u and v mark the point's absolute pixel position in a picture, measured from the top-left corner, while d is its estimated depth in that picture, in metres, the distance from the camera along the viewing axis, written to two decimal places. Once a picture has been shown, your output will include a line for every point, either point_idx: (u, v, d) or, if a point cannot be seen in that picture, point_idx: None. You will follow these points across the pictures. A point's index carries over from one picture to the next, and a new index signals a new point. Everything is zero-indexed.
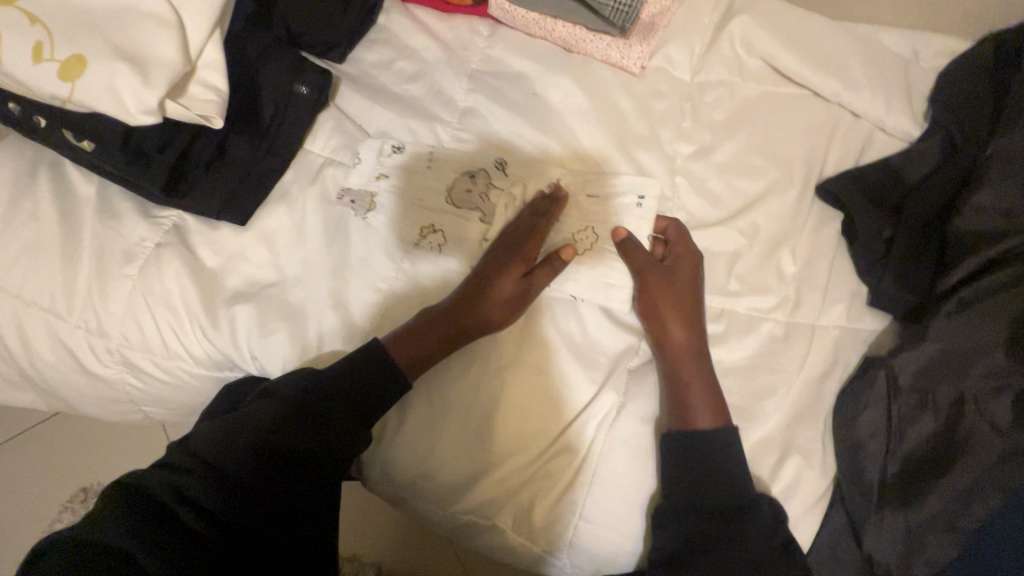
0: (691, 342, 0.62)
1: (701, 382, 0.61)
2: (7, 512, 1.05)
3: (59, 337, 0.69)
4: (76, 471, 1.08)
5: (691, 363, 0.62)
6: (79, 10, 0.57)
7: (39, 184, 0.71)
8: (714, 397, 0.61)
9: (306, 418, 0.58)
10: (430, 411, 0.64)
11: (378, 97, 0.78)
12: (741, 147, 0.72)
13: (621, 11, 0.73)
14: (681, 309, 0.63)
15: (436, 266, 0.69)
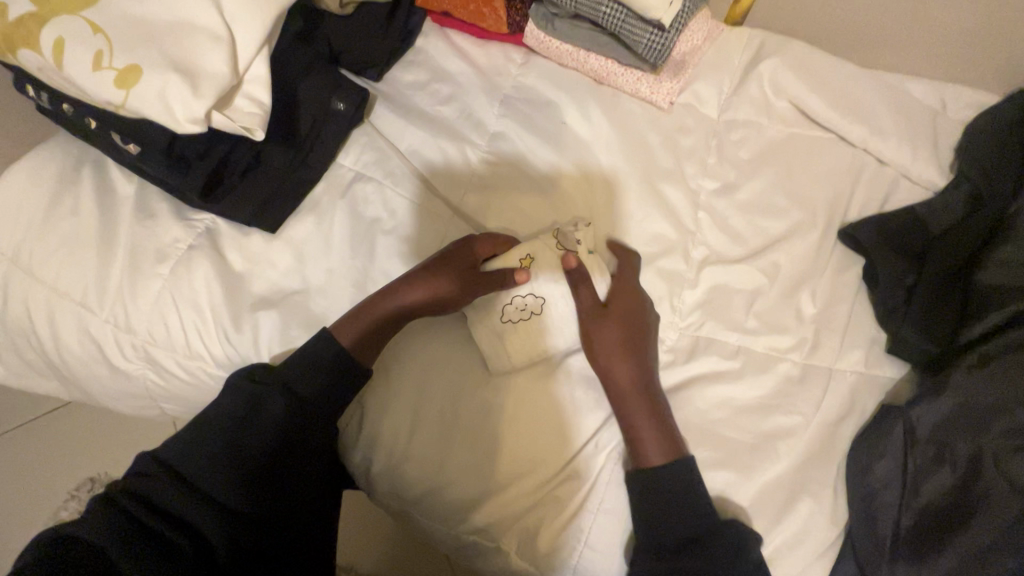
0: (632, 372, 0.62)
1: (649, 404, 0.61)
2: (12, 497, 1.07)
3: (87, 329, 0.71)
4: (83, 461, 1.10)
5: (631, 388, 0.61)
6: (141, 23, 0.60)
7: (83, 181, 0.75)
8: (660, 427, 0.60)
9: (308, 412, 0.62)
10: (439, 424, 0.64)
11: (412, 117, 0.81)
12: (765, 186, 0.73)
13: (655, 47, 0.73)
14: (624, 345, 0.62)
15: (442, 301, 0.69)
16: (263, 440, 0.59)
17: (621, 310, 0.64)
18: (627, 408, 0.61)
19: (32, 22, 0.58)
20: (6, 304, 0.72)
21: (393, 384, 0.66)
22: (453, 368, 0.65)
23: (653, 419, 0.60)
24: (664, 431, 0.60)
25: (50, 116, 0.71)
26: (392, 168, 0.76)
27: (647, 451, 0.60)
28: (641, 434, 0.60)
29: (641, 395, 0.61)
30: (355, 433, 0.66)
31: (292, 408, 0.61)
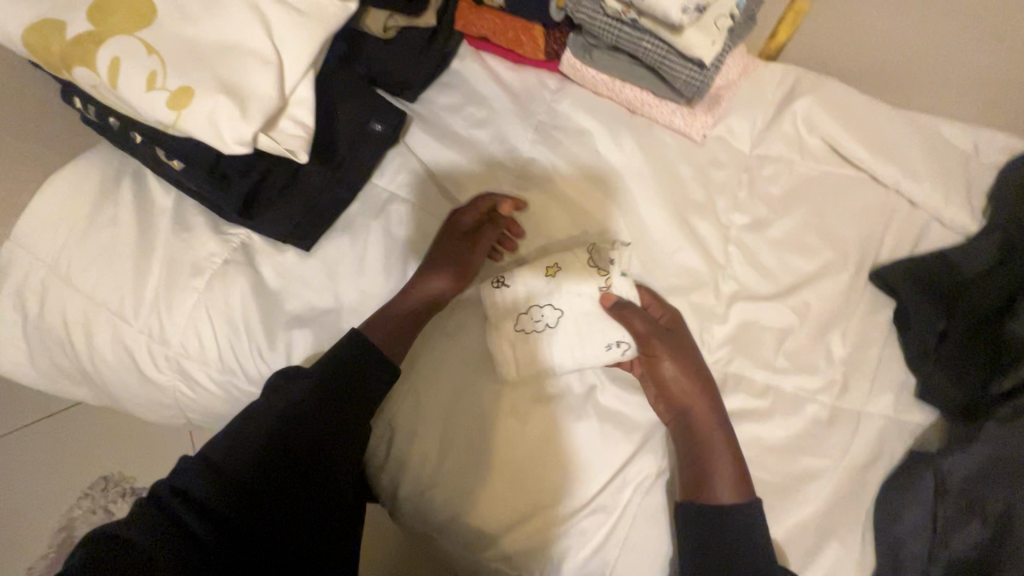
0: (705, 403, 0.63)
1: (719, 441, 0.62)
2: (41, 486, 1.18)
3: (121, 339, 0.72)
4: (103, 459, 1.21)
5: (701, 418, 0.63)
6: (192, 44, 0.62)
7: (123, 191, 0.76)
8: (733, 467, 0.61)
9: (339, 422, 0.62)
10: (467, 437, 0.65)
11: (446, 140, 0.82)
12: (796, 225, 0.74)
13: (693, 84, 0.72)
14: (690, 376, 0.64)
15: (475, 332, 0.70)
16: (294, 448, 0.60)
17: (685, 341, 0.66)
18: (699, 439, 0.62)
19: (90, 42, 0.59)
20: (43, 312, 0.74)
21: (420, 397, 0.67)
22: (480, 382, 0.67)
23: (728, 453, 0.61)
24: (735, 472, 0.60)
25: (95, 127, 0.72)
26: (427, 192, 0.78)
27: (717, 490, 0.60)
28: (716, 473, 0.60)
29: (712, 429, 0.62)
30: (383, 453, 0.67)
31: (324, 418, 0.62)
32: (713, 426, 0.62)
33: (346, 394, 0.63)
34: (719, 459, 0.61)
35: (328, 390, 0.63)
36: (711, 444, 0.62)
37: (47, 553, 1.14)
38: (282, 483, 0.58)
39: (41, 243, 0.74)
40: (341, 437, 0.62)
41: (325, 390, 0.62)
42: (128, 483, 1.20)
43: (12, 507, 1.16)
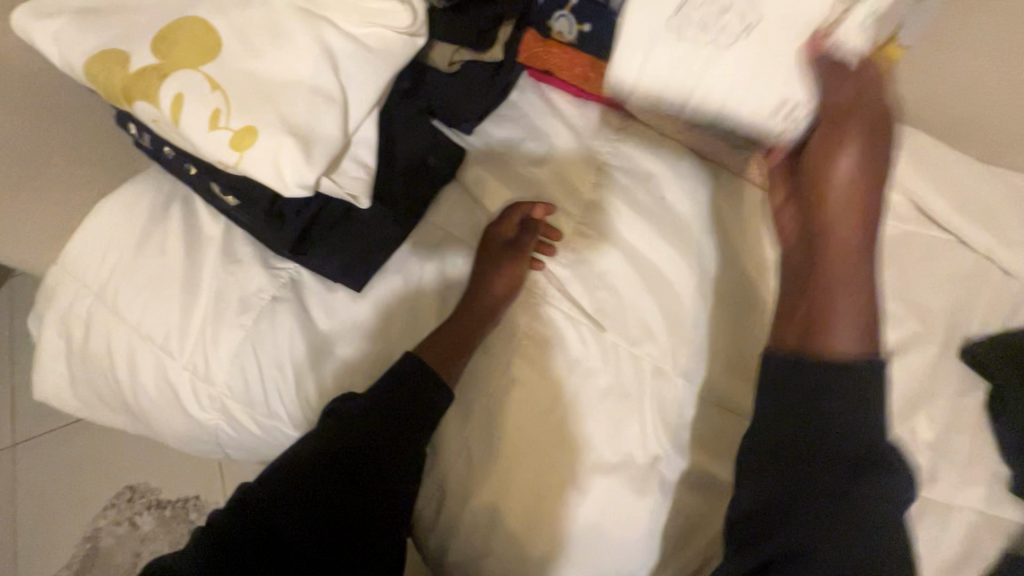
0: (857, 220, 0.55)
1: (856, 261, 0.55)
2: (71, 492, 1.21)
3: (165, 373, 0.70)
4: (130, 469, 1.22)
5: (855, 241, 0.55)
6: (257, 80, 0.59)
7: (171, 219, 0.74)
8: (863, 319, 0.54)
9: (394, 464, 0.62)
10: (519, 483, 0.63)
11: (504, 177, 0.78)
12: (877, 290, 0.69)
13: None
14: (851, 202, 0.55)
15: (532, 390, 0.67)
16: (350, 486, 0.60)
17: (860, 171, 0.55)
18: (832, 257, 0.55)
19: (153, 74, 0.57)
20: (87, 340, 0.72)
21: (470, 438, 0.66)
22: (531, 429, 0.65)
23: (860, 305, 0.54)
24: (866, 312, 0.54)
25: (148, 153, 0.70)
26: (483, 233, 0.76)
27: (837, 338, 0.53)
28: (844, 309, 0.54)
29: (848, 267, 0.55)
30: (430, 498, 0.67)
31: (380, 458, 0.62)
32: (857, 240, 0.55)
33: (401, 436, 0.63)
34: (836, 245, 0.55)
35: (384, 431, 0.62)
36: (830, 226, 0.56)
37: (70, 562, 1.18)
38: (335, 511, 0.58)
39: (88, 269, 0.72)
40: (394, 478, 0.62)
41: (381, 430, 0.62)
42: (150, 496, 1.20)
43: (49, 509, 1.21)
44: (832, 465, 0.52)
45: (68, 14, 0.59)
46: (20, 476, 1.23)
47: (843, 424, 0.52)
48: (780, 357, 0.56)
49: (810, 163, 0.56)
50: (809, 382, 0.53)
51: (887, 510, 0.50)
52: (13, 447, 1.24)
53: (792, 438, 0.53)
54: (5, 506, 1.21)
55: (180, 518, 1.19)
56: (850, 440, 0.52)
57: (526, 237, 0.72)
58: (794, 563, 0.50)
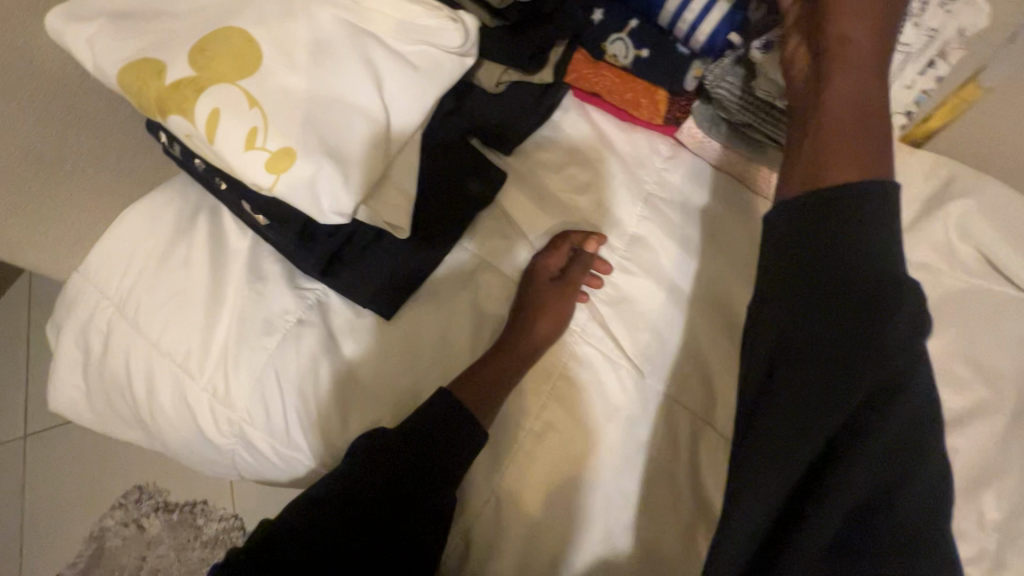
0: (852, 103, 0.51)
1: (860, 135, 0.50)
2: (80, 488, 1.20)
3: (183, 394, 0.67)
4: (139, 468, 1.20)
5: (871, 69, 0.51)
6: (295, 96, 0.55)
7: (196, 230, 0.71)
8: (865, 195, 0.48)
9: (421, 511, 0.59)
10: (549, 535, 0.61)
11: (544, 203, 0.74)
12: (940, 349, 0.64)
13: None
14: (857, 82, 0.51)
15: (566, 436, 0.63)
16: (375, 532, 0.57)
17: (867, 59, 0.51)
18: (826, 103, 0.52)
19: (189, 87, 0.54)
20: (106, 354, 0.70)
21: (499, 490, 0.63)
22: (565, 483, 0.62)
23: (858, 161, 0.49)
24: (867, 162, 0.49)
25: (177, 161, 0.68)
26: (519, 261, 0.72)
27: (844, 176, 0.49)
28: (838, 153, 0.50)
29: (863, 120, 0.51)
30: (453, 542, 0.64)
31: (408, 502, 0.59)
32: (870, 44, 0.51)
33: (431, 481, 0.60)
34: (836, 99, 0.51)
35: (414, 475, 0.60)
36: (835, 70, 0.51)
37: (75, 561, 1.16)
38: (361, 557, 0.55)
39: (110, 280, 0.70)
40: (421, 526, 0.59)
41: (411, 474, 0.60)
42: (159, 497, 1.18)
43: (58, 504, 1.19)
44: (851, 355, 0.47)
45: (103, 17, 0.56)
46: (31, 469, 1.21)
47: (857, 262, 0.48)
48: (785, 218, 0.52)
49: (834, 1, 0.51)
50: (819, 241, 0.49)
51: (912, 387, 0.46)
52: (23, 439, 1.23)
53: (807, 291, 0.50)
54: (14, 499, 1.20)
55: (187, 523, 1.17)
56: (854, 277, 0.48)
57: (577, 270, 0.68)
58: (833, 467, 0.47)
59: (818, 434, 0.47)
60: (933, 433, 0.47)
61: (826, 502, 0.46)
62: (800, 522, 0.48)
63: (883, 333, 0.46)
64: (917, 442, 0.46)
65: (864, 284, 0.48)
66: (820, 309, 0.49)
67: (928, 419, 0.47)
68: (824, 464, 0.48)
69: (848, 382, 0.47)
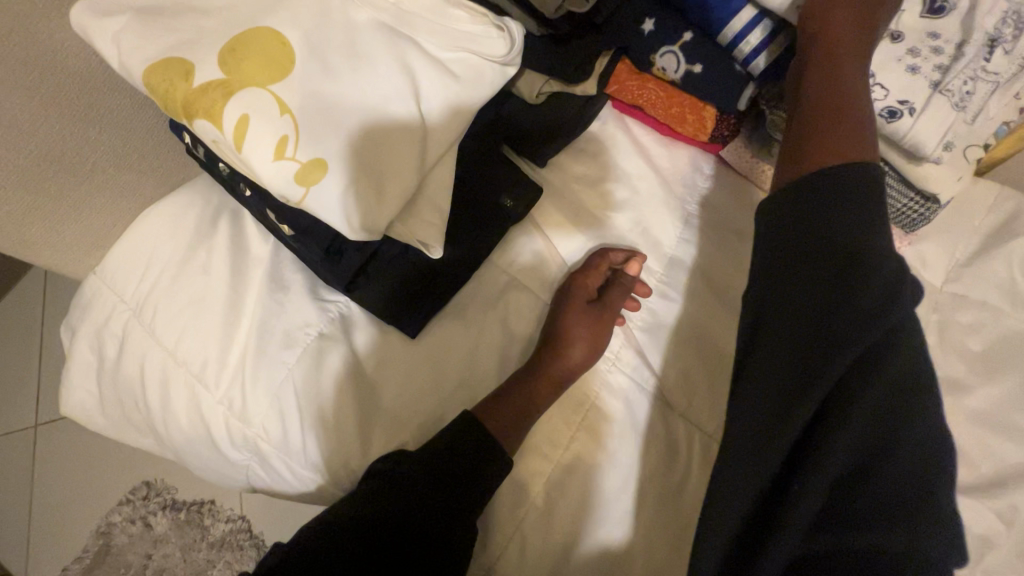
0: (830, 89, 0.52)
1: (839, 119, 0.51)
2: (87, 481, 1.19)
3: (198, 406, 0.65)
4: (147, 463, 1.19)
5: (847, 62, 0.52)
6: (328, 104, 0.52)
7: (216, 236, 0.68)
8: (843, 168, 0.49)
9: (444, 537, 0.56)
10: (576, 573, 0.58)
11: (580, 220, 0.70)
12: (999, 396, 0.60)
13: (907, 215, 0.61)
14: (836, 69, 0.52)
15: (595, 471, 0.60)
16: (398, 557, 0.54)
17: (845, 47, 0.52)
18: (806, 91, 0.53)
19: (218, 91, 0.50)
20: (121, 359, 0.67)
21: (524, 524, 0.60)
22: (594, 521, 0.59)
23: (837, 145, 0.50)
24: (846, 143, 0.50)
25: (200, 163, 0.65)
26: (551, 280, 0.68)
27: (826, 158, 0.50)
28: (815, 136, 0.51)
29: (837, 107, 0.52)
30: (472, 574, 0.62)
31: (432, 526, 0.56)
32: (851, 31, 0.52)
33: (457, 506, 0.57)
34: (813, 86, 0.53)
35: (438, 500, 0.57)
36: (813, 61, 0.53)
37: (81, 555, 1.15)
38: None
39: (128, 283, 0.68)
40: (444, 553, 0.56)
41: (436, 498, 0.57)
42: (166, 494, 1.17)
43: (66, 496, 1.18)
44: (836, 314, 0.44)
45: (131, 12, 0.54)
46: (40, 460, 1.20)
47: (829, 230, 0.47)
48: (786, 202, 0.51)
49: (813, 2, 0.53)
50: (793, 217, 0.49)
51: (903, 347, 0.43)
52: (33, 429, 1.22)
53: (789, 260, 0.49)
54: (23, 490, 1.19)
55: (194, 523, 1.15)
56: (835, 240, 0.47)
57: (617, 295, 0.65)
58: (812, 448, 0.44)
59: (813, 400, 0.43)
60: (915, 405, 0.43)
61: (816, 473, 0.43)
62: (788, 498, 0.44)
63: (874, 290, 0.43)
64: (908, 405, 0.44)
65: (848, 248, 0.46)
66: (804, 277, 0.47)
67: (908, 391, 0.44)
68: (812, 435, 0.44)
69: (836, 345, 0.43)
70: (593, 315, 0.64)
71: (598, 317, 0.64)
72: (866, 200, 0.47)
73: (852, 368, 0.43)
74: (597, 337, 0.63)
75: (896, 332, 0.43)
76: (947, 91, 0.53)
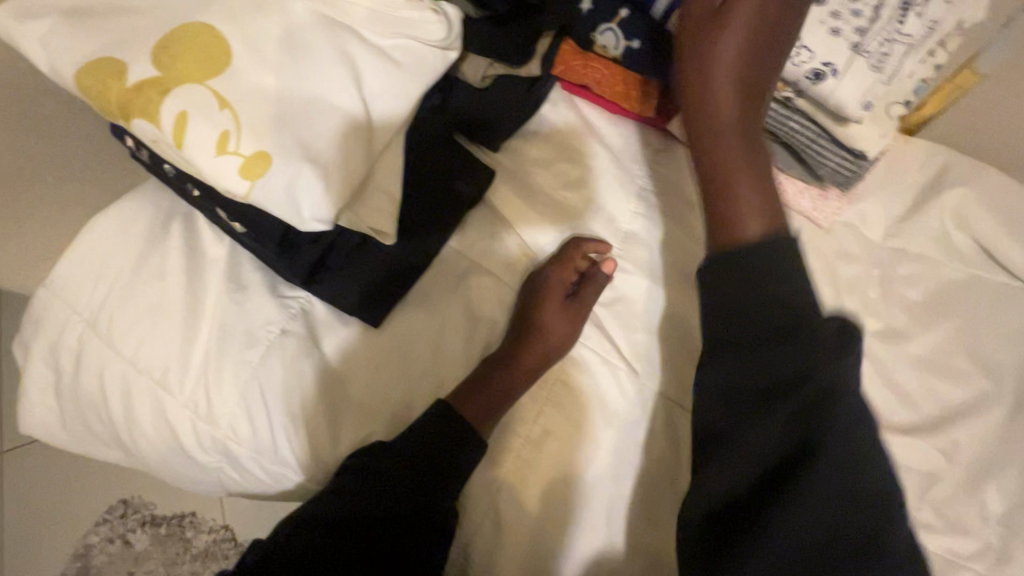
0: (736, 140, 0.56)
1: (746, 169, 0.56)
2: (59, 505, 1.15)
3: (163, 413, 0.64)
4: (123, 482, 1.16)
5: (742, 110, 0.56)
6: (268, 96, 0.51)
7: (170, 240, 0.67)
8: (764, 208, 0.54)
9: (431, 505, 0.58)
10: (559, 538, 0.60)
11: (535, 202, 0.71)
12: (940, 342, 0.64)
13: (838, 173, 0.64)
14: (737, 122, 0.56)
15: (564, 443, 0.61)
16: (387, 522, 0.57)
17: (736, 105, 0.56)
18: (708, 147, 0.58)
19: (152, 89, 0.50)
20: (79, 373, 0.66)
21: (500, 501, 0.61)
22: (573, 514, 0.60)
23: (750, 199, 0.54)
24: (761, 196, 0.55)
25: (145, 167, 0.64)
26: (512, 262, 0.69)
27: (742, 213, 0.54)
28: (737, 195, 0.55)
29: (747, 154, 0.56)
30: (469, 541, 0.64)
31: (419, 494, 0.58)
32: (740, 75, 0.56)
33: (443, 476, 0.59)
34: (718, 135, 0.57)
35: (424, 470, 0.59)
36: (714, 114, 0.57)
37: None
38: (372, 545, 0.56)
39: (80, 294, 0.66)
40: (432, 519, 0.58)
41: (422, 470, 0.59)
42: (144, 511, 1.14)
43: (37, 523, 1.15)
44: (788, 372, 0.46)
45: (58, 12, 0.52)
46: None
47: (782, 288, 0.48)
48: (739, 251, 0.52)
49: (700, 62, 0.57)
50: (747, 270, 0.50)
51: (849, 401, 0.45)
52: None
53: (729, 301, 0.50)
54: None
55: (176, 536, 1.14)
56: (779, 309, 0.48)
57: (590, 290, 0.66)
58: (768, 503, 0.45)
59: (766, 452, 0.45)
60: (866, 485, 0.44)
61: (755, 543, 0.44)
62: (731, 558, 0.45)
63: (815, 350, 0.45)
64: (861, 477, 0.44)
65: (793, 298, 0.48)
66: (746, 324, 0.50)
67: (863, 472, 0.44)
68: (762, 491, 0.45)
69: (783, 401, 0.45)
70: (566, 310, 0.65)
71: (569, 313, 0.65)
72: (789, 285, 0.48)
73: (797, 423, 0.45)
74: (571, 331, 0.65)
75: (833, 392, 0.45)
76: (866, 52, 0.57)
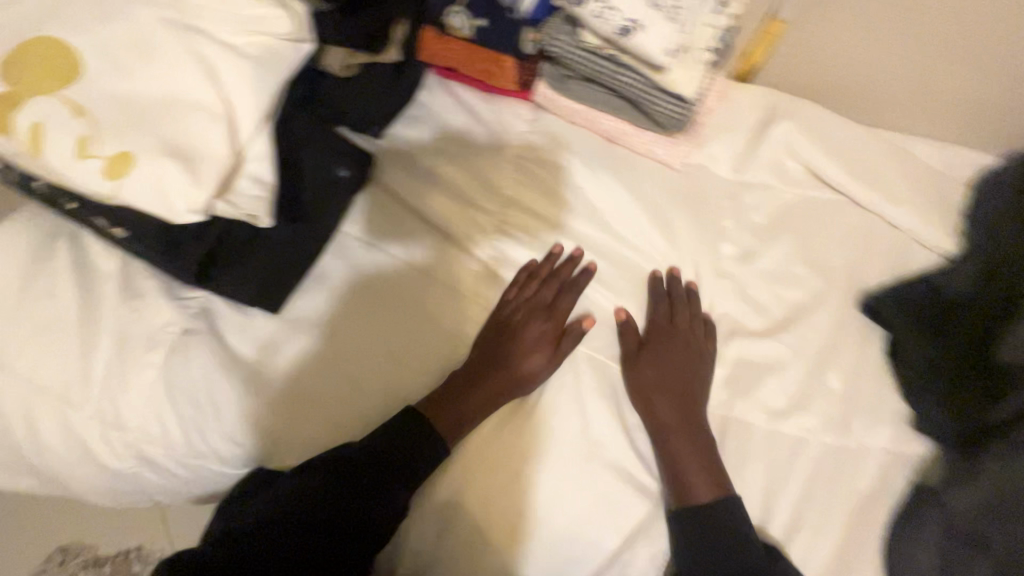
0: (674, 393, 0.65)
1: (700, 457, 0.62)
2: None
3: (70, 427, 0.65)
4: (59, 529, 1.12)
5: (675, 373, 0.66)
6: (123, 99, 0.54)
7: (55, 258, 0.67)
8: (706, 461, 0.62)
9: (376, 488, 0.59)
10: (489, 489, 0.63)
11: (419, 178, 0.75)
12: (783, 256, 0.73)
13: (675, 119, 0.71)
14: (677, 374, 0.65)
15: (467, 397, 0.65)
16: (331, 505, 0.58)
17: (681, 371, 0.66)
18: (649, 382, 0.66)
19: (3, 104, 0.52)
20: None
21: None
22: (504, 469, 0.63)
23: (701, 452, 0.62)
24: (707, 477, 0.61)
25: (19, 187, 0.64)
26: (404, 234, 0.72)
27: (690, 482, 0.61)
28: (678, 446, 0.63)
29: (688, 430, 0.63)
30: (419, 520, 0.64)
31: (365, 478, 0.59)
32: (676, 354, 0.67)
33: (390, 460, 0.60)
34: (652, 374, 0.66)
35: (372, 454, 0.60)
36: (648, 372, 0.66)
37: None
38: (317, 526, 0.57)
39: None
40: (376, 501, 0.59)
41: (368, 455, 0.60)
42: (85, 554, 1.11)
43: None
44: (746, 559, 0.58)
45: None
46: None
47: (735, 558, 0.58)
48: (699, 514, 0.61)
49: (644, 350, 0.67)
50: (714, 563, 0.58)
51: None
52: None
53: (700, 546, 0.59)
54: None
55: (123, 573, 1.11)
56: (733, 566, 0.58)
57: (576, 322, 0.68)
58: None
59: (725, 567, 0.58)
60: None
61: None
62: None
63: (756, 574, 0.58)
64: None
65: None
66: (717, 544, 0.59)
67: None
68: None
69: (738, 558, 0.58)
70: (551, 334, 0.67)
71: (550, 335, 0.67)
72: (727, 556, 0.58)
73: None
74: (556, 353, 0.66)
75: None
76: (661, 9, 0.67)
